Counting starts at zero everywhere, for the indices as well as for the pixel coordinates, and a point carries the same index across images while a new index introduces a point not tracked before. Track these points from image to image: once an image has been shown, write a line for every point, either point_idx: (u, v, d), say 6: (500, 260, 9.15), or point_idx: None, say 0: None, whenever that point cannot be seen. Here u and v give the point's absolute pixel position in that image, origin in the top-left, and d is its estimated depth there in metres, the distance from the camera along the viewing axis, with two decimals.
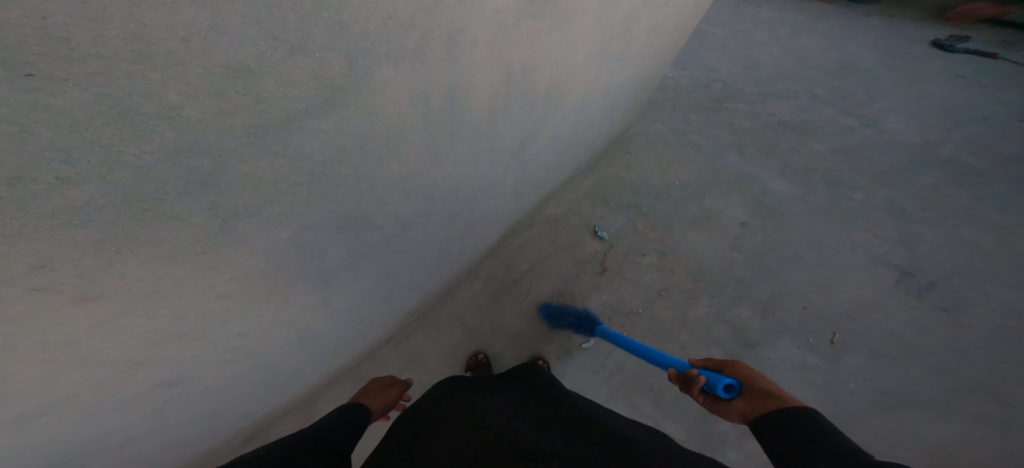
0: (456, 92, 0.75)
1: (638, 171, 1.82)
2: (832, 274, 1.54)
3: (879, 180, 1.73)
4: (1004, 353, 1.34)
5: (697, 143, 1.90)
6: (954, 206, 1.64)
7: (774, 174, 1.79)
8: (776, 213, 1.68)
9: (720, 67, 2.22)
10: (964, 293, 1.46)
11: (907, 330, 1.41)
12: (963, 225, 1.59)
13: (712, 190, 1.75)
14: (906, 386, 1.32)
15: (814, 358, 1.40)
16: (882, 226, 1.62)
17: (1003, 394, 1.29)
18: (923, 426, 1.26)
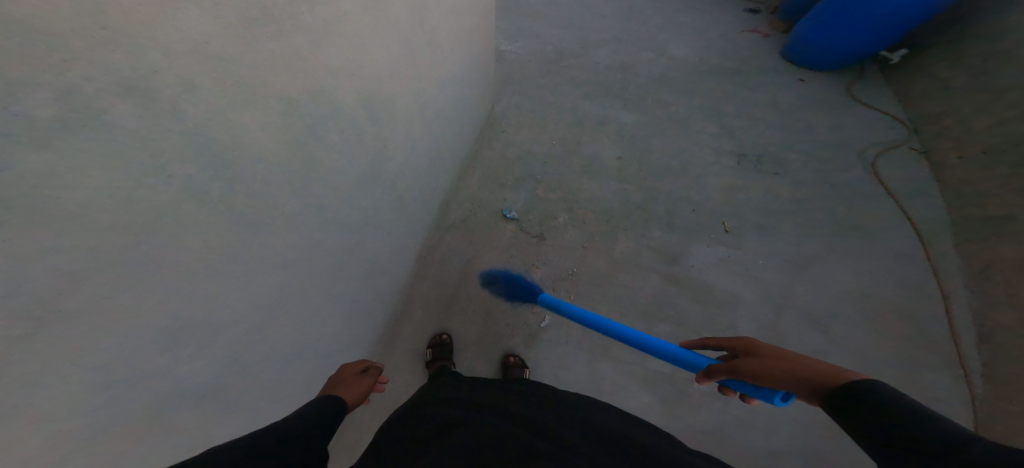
0: (230, 134, 0.63)
1: (516, 145, 1.86)
2: (696, 173, 1.79)
3: (694, 92, 2.10)
4: (828, 184, 1.75)
5: (554, 104, 2.01)
6: (746, 95, 2.11)
7: (624, 110, 2.00)
8: (640, 143, 1.88)
9: (546, 31, 2.37)
10: (786, 156, 1.86)
11: (765, 198, 1.71)
12: (756, 109, 2.05)
13: (584, 138, 1.89)
14: (790, 237, 1.59)
15: (722, 248, 1.58)
16: (710, 126, 1.96)
17: (844, 214, 1.65)
18: (827, 270, 1.50)
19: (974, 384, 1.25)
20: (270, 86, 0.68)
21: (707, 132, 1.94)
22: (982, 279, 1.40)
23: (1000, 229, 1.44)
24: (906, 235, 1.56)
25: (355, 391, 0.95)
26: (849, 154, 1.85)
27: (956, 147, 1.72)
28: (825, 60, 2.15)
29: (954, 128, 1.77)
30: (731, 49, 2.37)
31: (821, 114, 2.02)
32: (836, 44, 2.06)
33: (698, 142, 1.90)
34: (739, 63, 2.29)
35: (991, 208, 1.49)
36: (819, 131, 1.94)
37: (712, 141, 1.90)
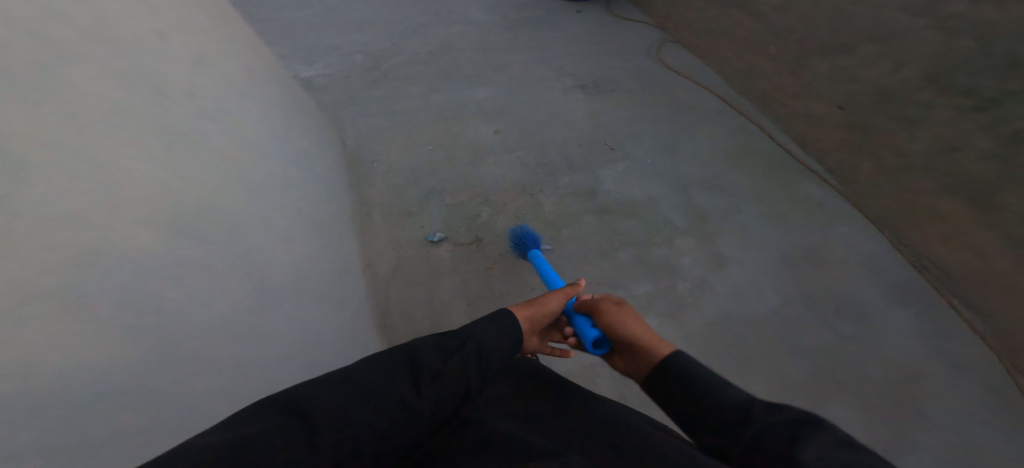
0: (62, 352, 0.42)
1: (393, 166, 1.68)
2: (563, 116, 1.90)
3: (515, 47, 2.20)
4: (651, 80, 2.06)
5: (404, 110, 1.86)
6: (553, 34, 2.29)
7: (469, 87, 1.97)
8: (503, 110, 1.89)
9: (347, 44, 2.17)
10: (613, 70, 2.11)
11: (621, 110, 1.93)
12: (567, 41, 2.25)
13: (455, 128, 1.81)
14: (655, 131, 1.85)
15: (621, 165, 1.73)
16: (545, 72, 2.08)
17: (671, 98, 1.98)
18: (693, 142, 1.80)
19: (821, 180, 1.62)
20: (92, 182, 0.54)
21: (546, 78, 2.06)
22: (770, 111, 1.87)
23: (754, 74, 1.93)
24: (710, 96, 1.98)
25: (549, 310, 0.79)
26: (642, 54, 2.19)
27: (695, 26, 2.16)
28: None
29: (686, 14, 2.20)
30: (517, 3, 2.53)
31: (609, 29, 2.33)
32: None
33: (546, 90, 2.00)
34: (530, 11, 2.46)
35: (741, 65, 1.98)
36: (618, 42, 2.25)
37: (555, 84, 2.03)
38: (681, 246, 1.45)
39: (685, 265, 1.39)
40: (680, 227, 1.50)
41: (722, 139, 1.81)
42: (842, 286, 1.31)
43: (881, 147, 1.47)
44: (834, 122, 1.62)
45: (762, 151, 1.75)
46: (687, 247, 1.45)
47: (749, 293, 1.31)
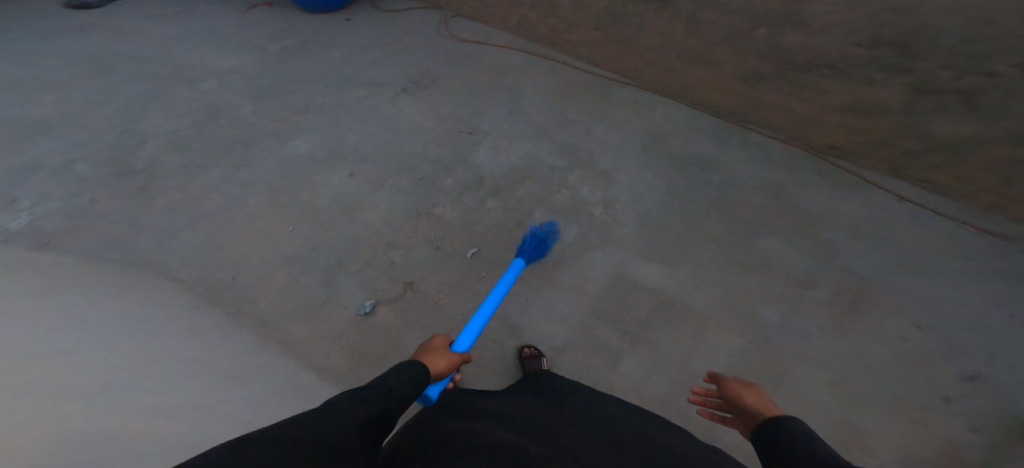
0: None
1: (263, 268, 1.39)
2: (402, 123, 1.77)
3: (314, 91, 2.02)
4: (457, 57, 2.03)
5: (229, 204, 1.54)
6: (343, 64, 2.15)
7: (285, 146, 1.75)
8: (341, 150, 1.71)
9: (79, 162, 1.61)
10: (421, 63, 2.05)
11: (451, 90, 1.85)
12: (361, 61, 2.13)
13: (306, 194, 1.60)
14: (493, 95, 1.79)
15: (487, 139, 1.68)
16: (356, 94, 1.94)
17: (485, 63, 1.96)
18: (529, 87, 1.81)
19: (626, 86, 1.83)
20: (103, 324, 0.87)
21: (358, 101, 1.91)
22: (559, 47, 1.93)
23: (527, 21, 1.95)
24: (514, 49, 1.99)
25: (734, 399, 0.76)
26: (437, 41, 2.15)
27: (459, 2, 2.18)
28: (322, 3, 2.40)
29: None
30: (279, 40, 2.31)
31: (392, 33, 2.26)
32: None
33: (368, 109, 1.86)
34: (299, 45, 2.28)
35: (513, 17, 1.98)
36: (408, 40, 2.19)
37: (374, 99, 1.90)
38: (582, 182, 1.55)
39: (592, 197, 1.53)
40: (566, 169, 1.59)
41: (550, 79, 1.85)
42: (692, 148, 1.61)
43: (647, 49, 1.71)
44: (605, 42, 1.79)
45: (580, 81, 1.85)
46: (585, 180, 1.56)
47: (645, 191, 1.53)
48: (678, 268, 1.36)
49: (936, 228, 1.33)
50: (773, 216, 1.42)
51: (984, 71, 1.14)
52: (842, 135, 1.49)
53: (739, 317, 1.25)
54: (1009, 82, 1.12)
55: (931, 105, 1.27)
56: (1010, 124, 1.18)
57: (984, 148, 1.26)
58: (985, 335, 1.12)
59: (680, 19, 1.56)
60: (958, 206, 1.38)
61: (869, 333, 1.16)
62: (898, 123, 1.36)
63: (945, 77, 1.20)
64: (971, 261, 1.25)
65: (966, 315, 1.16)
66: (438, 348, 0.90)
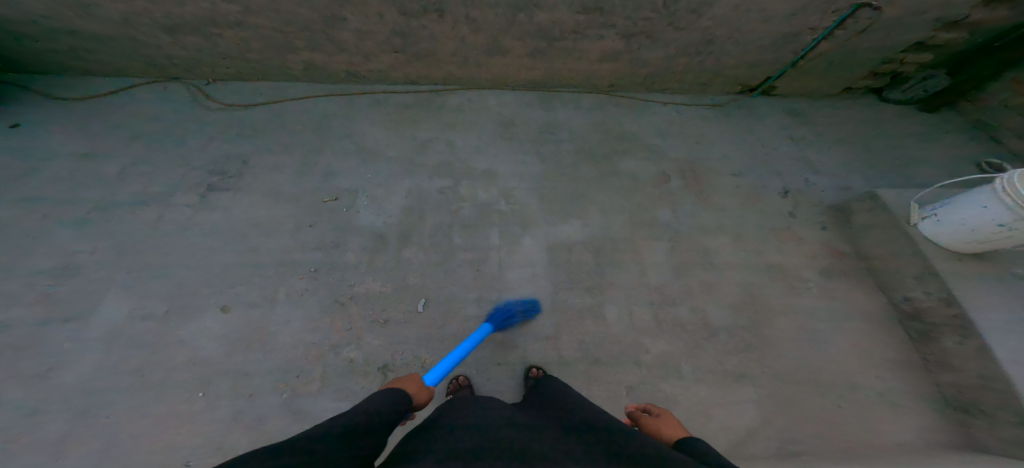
0: None
1: (212, 438, 1.13)
2: (246, 227, 1.48)
3: (66, 228, 1.41)
4: (255, 127, 1.73)
5: (87, 411, 1.14)
6: (82, 175, 1.53)
7: (98, 313, 1.28)
8: (181, 293, 1.33)
9: None
10: (213, 146, 1.66)
11: (281, 167, 1.62)
12: (113, 166, 1.57)
13: (171, 361, 1.23)
14: (333, 156, 1.66)
15: (359, 197, 1.56)
16: (143, 215, 1.48)
17: (297, 122, 1.75)
18: (366, 130, 1.73)
19: (451, 91, 1.90)
20: None
21: (152, 223, 1.47)
22: (366, 79, 1.84)
23: (315, 64, 1.75)
24: (318, 99, 1.82)
25: (660, 430, 0.99)
26: (211, 113, 1.74)
27: (202, 61, 1.71)
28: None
29: (147, 39, 1.59)
30: None
31: (131, 118, 1.70)
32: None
33: (178, 228, 1.46)
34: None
35: (293, 64, 1.75)
36: (166, 125, 1.70)
37: (173, 217, 1.48)
38: (474, 188, 1.62)
39: (492, 195, 1.62)
40: (452, 184, 1.62)
41: (379, 112, 1.80)
42: (533, 120, 1.85)
43: (449, 54, 1.72)
44: (408, 60, 1.74)
45: (405, 102, 1.84)
46: (474, 185, 1.63)
47: (526, 170, 1.70)
48: (589, 215, 1.62)
49: (692, 112, 1.98)
50: (616, 146, 1.82)
51: (646, 17, 1.60)
52: (612, 76, 1.91)
53: (643, 227, 1.62)
54: (661, 21, 1.62)
55: (639, 44, 1.74)
56: (679, 44, 1.75)
57: (678, 61, 1.84)
58: (761, 164, 1.83)
59: (459, 22, 1.58)
60: (688, 96, 2.04)
61: (719, 195, 1.73)
62: (631, 61, 1.83)
63: (631, 25, 1.64)
64: (725, 125, 1.96)
65: (749, 156, 1.86)
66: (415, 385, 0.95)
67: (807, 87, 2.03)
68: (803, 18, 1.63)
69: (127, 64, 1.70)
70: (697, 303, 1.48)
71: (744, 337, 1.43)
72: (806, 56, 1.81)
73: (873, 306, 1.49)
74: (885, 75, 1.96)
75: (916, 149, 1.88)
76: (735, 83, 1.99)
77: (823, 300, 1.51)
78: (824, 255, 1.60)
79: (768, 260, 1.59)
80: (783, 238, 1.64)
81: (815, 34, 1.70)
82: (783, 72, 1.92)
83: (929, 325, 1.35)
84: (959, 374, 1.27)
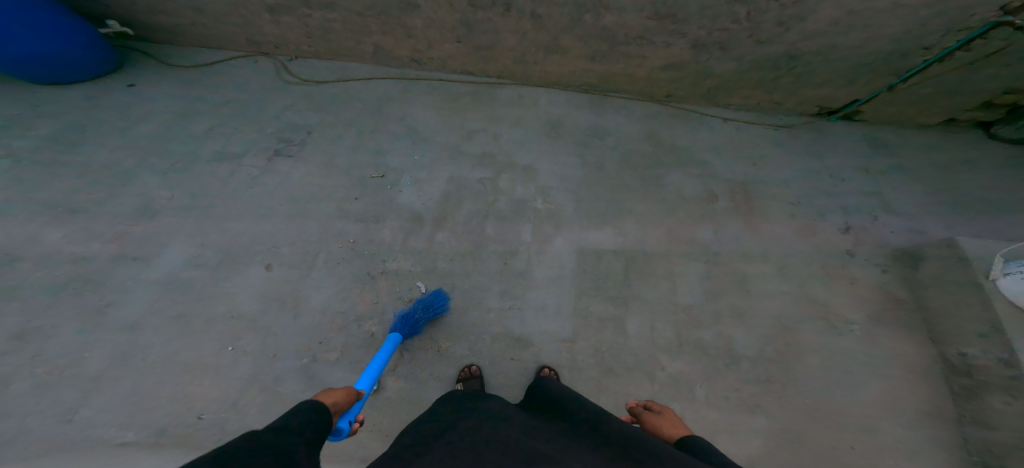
0: None
1: (229, 394, 1.23)
2: (299, 193, 1.60)
3: (152, 175, 1.61)
4: (322, 102, 1.85)
5: (126, 354, 1.27)
6: (171, 131, 1.73)
7: (157, 257, 1.44)
8: (236, 249, 1.47)
9: None
10: (283, 116, 1.81)
11: (339, 141, 1.73)
12: (197, 125, 1.76)
13: (216, 309, 1.36)
14: (386, 137, 1.74)
15: (404, 178, 1.63)
16: (213, 172, 1.64)
17: (360, 101, 1.86)
18: (421, 115, 1.80)
19: (507, 86, 1.92)
20: None
21: (222, 180, 1.62)
22: (426, 66, 1.91)
23: (384, 48, 1.85)
24: (382, 81, 1.92)
25: (661, 428, 1.00)
26: (286, 86, 1.90)
27: (286, 37, 1.87)
28: (65, 71, 1.71)
29: (244, 15, 1.76)
30: (36, 128, 1.66)
31: (220, 84, 1.88)
32: (39, 64, 1.62)
33: (242, 187, 1.61)
34: (74, 134, 1.67)
35: (365, 47, 1.86)
36: (246, 93, 1.87)
37: (239, 177, 1.63)
38: (513, 184, 1.64)
39: (529, 192, 1.63)
40: (492, 176, 1.65)
41: (435, 99, 1.86)
42: (584, 122, 1.83)
43: (511, 49, 1.75)
44: (470, 51, 1.79)
45: (460, 92, 1.89)
46: (513, 180, 1.65)
47: (568, 171, 1.69)
48: (625, 225, 1.58)
49: (756, 132, 1.87)
50: (665, 157, 1.76)
51: (724, 27, 1.53)
52: (673, 86, 1.84)
53: (682, 246, 1.55)
54: (741, 32, 1.54)
55: (709, 54, 1.66)
56: (756, 57, 1.65)
57: (750, 75, 1.74)
58: (824, 195, 1.69)
59: (525, 17, 1.60)
60: (756, 114, 1.92)
61: (770, 222, 1.62)
62: (697, 72, 1.75)
63: (705, 34, 1.57)
64: (791, 149, 1.82)
65: (810, 184, 1.72)
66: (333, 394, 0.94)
67: (899, 114, 1.84)
68: (919, 35, 1.46)
69: (224, 36, 1.89)
70: (725, 329, 1.40)
71: (776, 375, 1.33)
72: (909, 79, 1.64)
73: (917, 360, 1.31)
74: (999, 108, 1.73)
75: (1020, 201, 1.64)
76: (813, 103, 1.85)
77: (863, 343, 1.37)
78: (879, 300, 1.44)
79: (813, 296, 1.46)
80: (834, 276, 1.50)
81: (930, 56, 1.54)
82: (877, 96, 1.76)
83: (977, 382, 1.17)
84: (998, 433, 1.10)
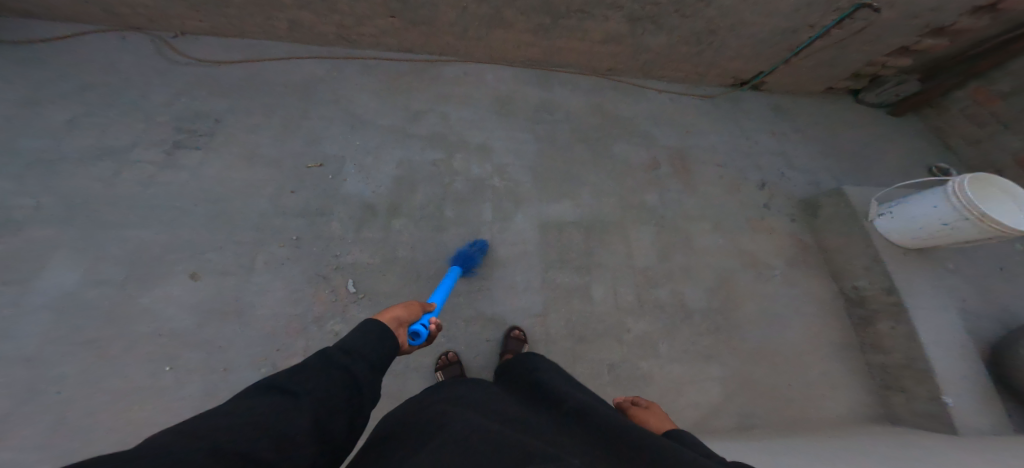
0: None
1: (182, 415, 1.08)
2: (221, 191, 1.40)
3: (12, 181, 1.29)
4: (231, 85, 1.62)
5: (33, 388, 1.05)
6: (33, 125, 1.41)
7: (41, 278, 1.18)
8: (143, 260, 1.25)
9: None
10: (185, 103, 1.56)
11: (262, 130, 1.54)
12: (69, 118, 1.45)
13: (129, 331, 1.15)
14: (320, 122, 1.59)
15: (347, 165, 1.51)
16: (102, 172, 1.37)
17: (282, 83, 1.66)
18: (357, 97, 1.67)
19: (447, 63, 1.84)
20: None
21: (107, 181, 1.36)
22: (358, 43, 1.76)
23: (305, 23, 1.66)
24: (303, 61, 1.73)
25: (647, 420, 1.02)
26: (183, 68, 1.63)
27: (176, 11, 1.59)
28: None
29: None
30: None
31: (93, 68, 1.56)
32: None
33: (138, 188, 1.36)
34: None
35: (277, 22, 1.65)
36: (129, 76, 1.57)
37: (138, 175, 1.39)
38: (466, 164, 1.59)
39: (485, 171, 1.59)
40: (444, 158, 1.58)
41: (371, 78, 1.73)
42: (530, 98, 1.82)
43: (449, 23, 1.67)
44: (404, 26, 1.68)
45: (398, 71, 1.77)
46: (466, 160, 1.60)
47: (520, 148, 1.68)
48: (580, 197, 1.63)
49: (685, 102, 2.01)
50: (610, 129, 1.82)
51: (655, 1, 1.60)
52: (611, 60, 1.90)
53: (635, 213, 1.64)
54: (669, 6, 1.62)
55: (643, 28, 1.74)
56: (682, 31, 1.76)
57: (678, 48, 1.85)
58: (747, 157, 1.88)
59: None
60: (682, 86, 2.07)
61: (705, 184, 1.77)
62: (632, 46, 1.83)
63: (638, 8, 1.63)
64: (716, 117, 1.99)
65: (734, 148, 1.90)
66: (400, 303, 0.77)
67: (796, 84, 2.09)
68: (805, 13, 1.65)
69: (82, 7, 1.55)
70: (677, 285, 1.52)
71: (722, 321, 1.48)
72: (800, 54, 1.87)
73: (826, 294, 1.58)
74: (863, 78, 2.06)
75: (891, 151, 1.97)
76: (729, 75, 2.04)
77: (785, 287, 1.57)
78: (793, 246, 1.67)
79: (743, 248, 1.64)
80: (758, 228, 1.69)
81: (813, 32, 1.75)
82: (776, 69, 1.98)
83: (870, 313, 1.46)
84: (889, 356, 1.39)
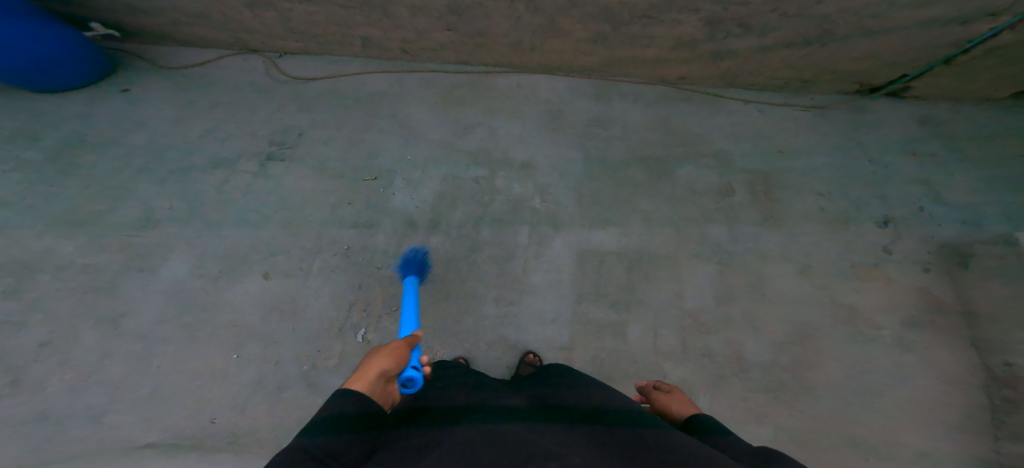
0: None
1: (237, 399, 1.27)
2: (292, 199, 1.58)
3: (149, 183, 1.62)
4: (312, 100, 1.81)
5: (138, 362, 1.30)
6: (168, 136, 1.73)
7: (163, 265, 1.47)
8: (232, 257, 1.48)
9: None
10: (274, 117, 1.78)
11: (329, 143, 1.69)
12: (192, 130, 1.75)
13: (212, 320, 1.37)
14: (380, 135, 1.68)
15: (397, 179, 1.58)
16: (209, 178, 1.64)
17: (352, 97, 1.80)
18: (415, 111, 1.73)
19: (504, 74, 1.81)
20: None
21: (211, 186, 1.62)
22: (419, 57, 1.82)
23: (373, 40, 1.76)
24: (373, 75, 1.85)
25: (674, 410, 0.86)
26: (277, 85, 1.86)
27: (272, 34, 1.81)
28: (57, 81, 1.71)
29: (229, 12, 1.69)
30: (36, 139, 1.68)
31: (212, 86, 1.87)
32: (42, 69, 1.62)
33: (232, 194, 1.60)
34: (73, 144, 1.69)
35: (353, 39, 1.78)
36: (237, 93, 1.85)
37: (234, 182, 1.63)
38: (508, 182, 1.56)
39: (528, 191, 1.54)
40: (487, 175, 1.57)
41: (428, 91, 1.78)
42: (586, 111, 1.71)
43: (505, 35, 1.63)
44: (461, 39, 1.68)
45: (455, 83, 1.80)
46: (510, 178, 1.57)
47: (568, 166, 1.59)
48: (628, 224, 1.48)
49: (779, 115, 1.69)
50: (676, 147, 1.62)
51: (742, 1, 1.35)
52: (687, 68, 1.67)
53: (692, 246, 1.44)
54: (763, 6, 1.36)
55: (727, 32, 1.48)
56: (780, 33, 1.46)
57: (776, 53, 1.55)
58: (858, 185, 1.52)
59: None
60: (782, 95, 1.74)
61: (791, 217, 1.48)
62: (713, 51, 1.58)
63: (721, 10, 1.39)
64: (821, 133, 1.64)
65: (840, 174, 1.55)
66: (380, 350, 0.72)
67: (959, 89, 1.60)
68: None
69: (212, 36, 1.86)
70: (735, 336, 1.31)
71: (792, 390, 1.23)
72: (971, 50, 1.42)
73: (959, 369, 1.21)
74: None
75: None
76: (846, 82, 1.65)
77: (894, 354, 1.24)
78: (918, 306, 1.29)
79: (837, 303, 1.33)
80: (865, 275, 1.36)
81: (998, 22, 1.31)
82: (930, 70, 1.54)
83: (1022, 396, 1.08)
84: None
